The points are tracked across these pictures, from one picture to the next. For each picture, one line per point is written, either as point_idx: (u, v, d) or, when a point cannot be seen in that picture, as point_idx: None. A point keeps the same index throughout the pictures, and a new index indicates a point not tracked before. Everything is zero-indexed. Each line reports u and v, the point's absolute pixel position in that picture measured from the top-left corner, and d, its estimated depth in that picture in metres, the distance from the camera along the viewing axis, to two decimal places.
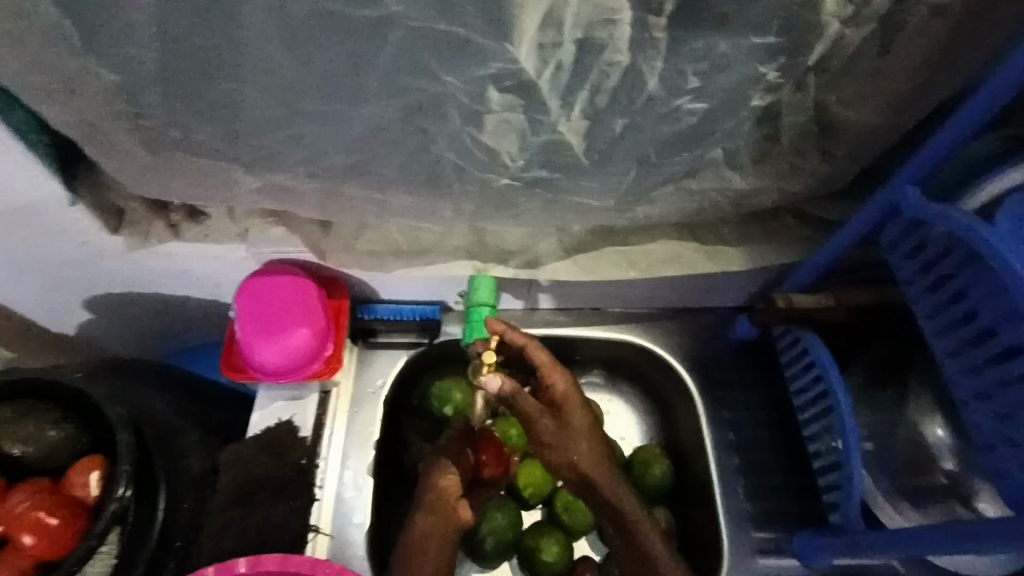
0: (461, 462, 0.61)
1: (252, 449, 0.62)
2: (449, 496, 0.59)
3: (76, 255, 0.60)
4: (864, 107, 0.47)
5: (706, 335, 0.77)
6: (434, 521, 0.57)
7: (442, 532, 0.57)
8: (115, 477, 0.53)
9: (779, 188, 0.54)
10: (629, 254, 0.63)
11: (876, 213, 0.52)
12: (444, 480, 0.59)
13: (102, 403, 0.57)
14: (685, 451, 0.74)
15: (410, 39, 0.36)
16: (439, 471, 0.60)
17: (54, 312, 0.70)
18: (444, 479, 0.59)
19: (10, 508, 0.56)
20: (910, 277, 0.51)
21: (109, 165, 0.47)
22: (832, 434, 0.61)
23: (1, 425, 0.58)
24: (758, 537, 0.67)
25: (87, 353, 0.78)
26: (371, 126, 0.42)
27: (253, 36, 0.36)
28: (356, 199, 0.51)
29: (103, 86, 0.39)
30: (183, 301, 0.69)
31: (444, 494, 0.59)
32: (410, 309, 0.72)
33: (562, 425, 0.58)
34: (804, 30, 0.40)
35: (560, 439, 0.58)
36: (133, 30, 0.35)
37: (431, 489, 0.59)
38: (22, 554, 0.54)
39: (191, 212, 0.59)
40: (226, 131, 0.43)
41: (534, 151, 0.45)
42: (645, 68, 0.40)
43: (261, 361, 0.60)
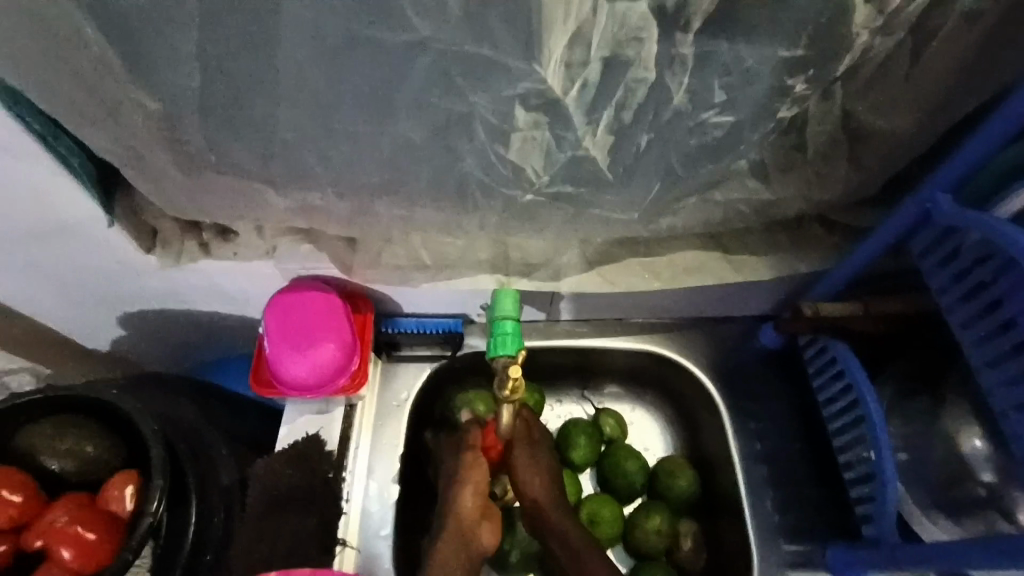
0: (478, 482, 0.59)
1: (280, 462, 0.63)
2: (468, 521, 0.58)
3: (112, 273, 0.62)
4: (893, 114, 0.46)
5: (732, 345, 0.76)
6: (455, 544, 0.57)
7: (462, 556, 0.56)
8: (149, 491, 0.54)
9: (806, 197, 0.53)
10: (653, 264, 0.63)
11: (907, 221, 0.51)
12: (467, 500, 0.58)
13: (136, 417, 0.58)
14: (713, 463, 0.73)
15: (440, 61, 0.37)
16: (461, 489, 0.59)
17: (89, 327, 0.72)
18: (465, 500, 0.58)
19: (51, 521, 0.57)
20: (944, 285, 0.50)
21: (147, 188, 0.49)
22: (864, 444, 0.60)
23: (43, 441, 0.60)
24: (789, 551, 0.66)
25: (120, 367, 0.80)
26: (401, 145, 0.43)
27: (290, 63, 0.37)
28: (384, 216, 0.52)
29: (146, 112, 0.41)
30: (212, 316, 0.71)
31: (463, 517, 0.58)
32: (433, 322, 0.72)
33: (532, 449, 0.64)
34: (833, 41, 0.39)
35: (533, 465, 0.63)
36: (175, 59, 0.37)
37: (456, 508, 0.58)
38: (60, 567, 0.55)
39: (221, 230, 0.60)
40: (261, 153, 0.44)
41: (559, 165, 0.46)
42: (671, 82, 0.40)
43: (290, 375, 0.61)
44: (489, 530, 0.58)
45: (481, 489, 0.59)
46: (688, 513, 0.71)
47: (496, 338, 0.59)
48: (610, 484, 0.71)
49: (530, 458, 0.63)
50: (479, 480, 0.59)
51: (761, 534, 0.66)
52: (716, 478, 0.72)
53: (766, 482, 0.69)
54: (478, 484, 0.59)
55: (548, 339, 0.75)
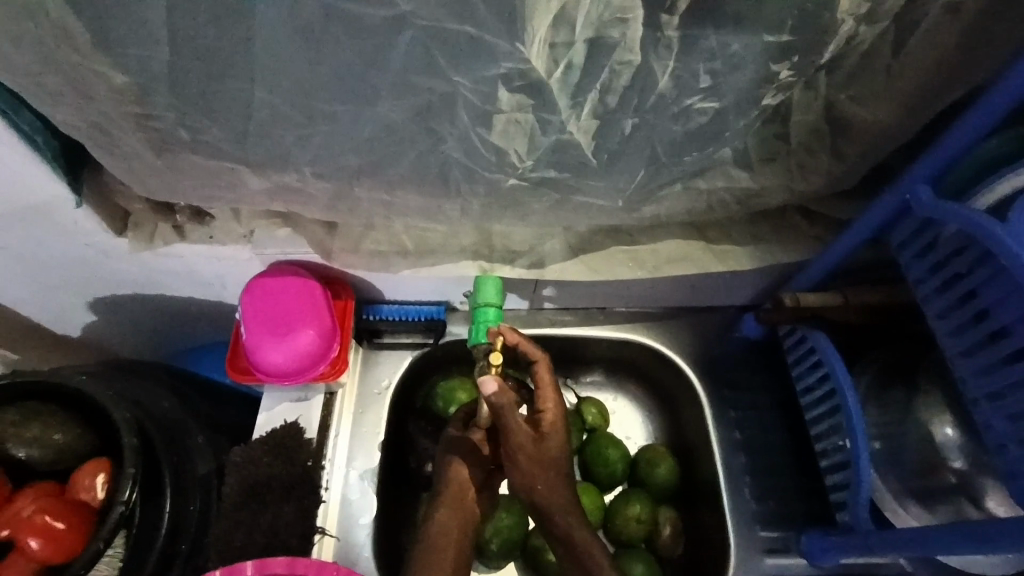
0: (475, 455, 0.59)
1: (260, 450, 0.62)
2: (465, 489, 0.58)
3: (81, 257, 0.60)
4: (876, 105, 0.46)
5: (715, 335, 0.76)
6: (453, 512, 0.57)
7: (458, 528, 0.57)
8: (121, 480, 0.52)
9: (789, 187, 0.53)
10: (637, 253, 0.62)
11: (887, 213, 0.52)
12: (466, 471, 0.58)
13: (106, 404, 0.56)
14: (692, 451, 0.73)
15: (422, 38, 0.36)
16: (458, 463, 0.58)
17: (57, 312, 0.69)
18: (464, 471, 0.58)
19: (16, 511, 0.55)
20: (921, 276, 0.51)
21: (117, 167, 0.47)
22: (840, 433, 0.60)
23: (7, 429, 0.57)
24: (766, 537, 0.67)
25: (93, 353, 0.78)
26: (380, 127, 0.42)
27: (262, 37, 0.35)
28: (364, 200, 0.50)
29: (113, 87, 0.39)
30: (188, 301, 0.69)
31: (461, 487, 0.58)
32: (415, 310, 0.71)
33: (540, 441, 0.56)
34: (817, 29, 0.39)
35: (541, 453, 0.56)
36: (141, 32, 0.35)
37: (450, 479, 0.58)
38: (28, 558, 0.53)
39: (196, 213, 0.58)
40: (234, 132, 0.42)
41: (543, 151, 0.45)
42: (656, 66, 0.39)
43: (267, 362, 0.60)
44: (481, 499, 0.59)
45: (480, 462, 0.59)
46: (668, 501, 0.72)
47: (478, 325, 0.58)
48: (593, 473, 0.71)
49: (535, 458, 0.55)
50: (478, 454, 0.59)
51: (738, 521, 0.67)
52: (696, 467, 0.73)
53: (744, 470, 0.70)
54: (476, 457, 0.59)
55: (532, 326, 0.75)
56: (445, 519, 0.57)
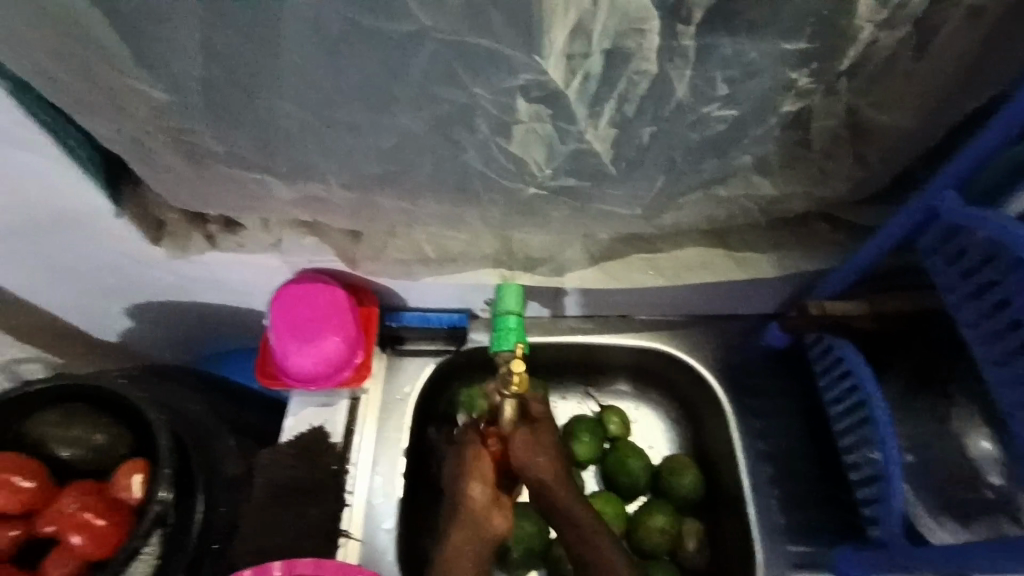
0: (484, 473, 0.58)
1: (289, 456, 0.64)
2: (479, 509, 0.57)
3: (120, 265, 0.62)
4: (901, 108, 0.46)
5: (739, 343, 0.75)
6: (468, 534, 0.56)
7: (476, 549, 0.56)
8: (156, 480, 0.55)
9: (811, 193, 0.53)
10: (657, 261, 0.62)
11: (915, 218, 0.51)
12: (477, 491, 0.57)
13: (142, 407, 0.58)
14: (715, 461, 0.72)
15: (442, 53, 0.37)
16: (467, 482, 0.58)
17: (98, 319, 0.73)
18: (475, 490, 0.58)
19: (62, 507, 0.57)
20: (951, 284, 0.49)
21: (155, 180, 0.49)
22: (870, 445, 0.59)
23: (52, 429, 0.60)
24: (794, 551, 0.65)
25: (130, 358, 0.81)
26: (402, 138, 0.43)
27: (291, 54, 0.37)
28: (387, 209, 0.52)
29: (153, 104, 0.41)
30: (219, 308, 0.71)
31: (474, 507, 0.57)
32: (437, 317, 0.72)
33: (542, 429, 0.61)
34: (837, 34, 0.39)
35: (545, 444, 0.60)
36: (178, 52, 0.37)
37: (463, 500, 0.57)
38: (71, 553, 0.56)
39: (227, 223, 0.60)
40: (265, 146, 0.44)
41: (562, 159, 0.46)
42: (673, 75, 0.40)
43: (295, 367, 0.62)
44: (501, 516, 0.58)
45: (487, 479, 0.58)
46: (690, 511, 0.71)
47: (499, 333, 0.61)
48: (615, 482, 0.70)
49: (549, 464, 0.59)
50: (482, 469, 0.59)
51: (764, 534, 0.66)
52: (720, 477, 0.72)
53: (770, 481, 0.68)
54: (483, 475, 0.58)
55: (553, 334, 0.75)
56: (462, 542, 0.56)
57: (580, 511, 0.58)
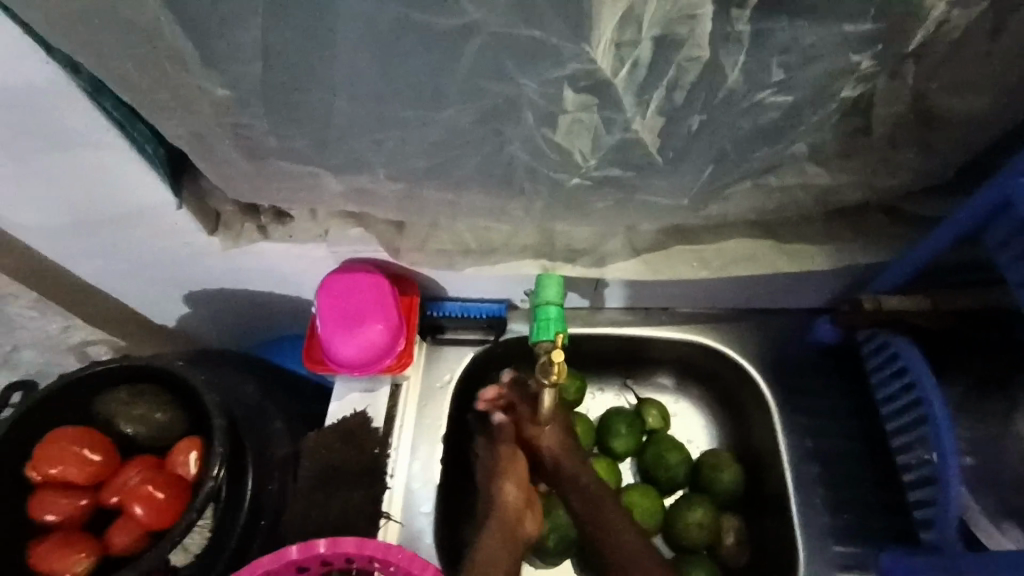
0: (518, 476, 0.62)
1: (330, 437, 0.65)
2: (511, 512, 0.60)
3: (179, 255, 0.65)
4: (971, 93, 0.43)
5: (786, 339, 0.73)
6: (502, 536, 0.58)
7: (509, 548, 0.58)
8: (211, 457, 0.57)
9: (869, 184, 0.51)
10: (702, 253, 0.61)
11: (980, 211, 0.48)
12: (509, 492, 0.61)
13: (199, 388, 0.61)
14: (758, 458, 0.71)
15: (490, 44, 0.37)
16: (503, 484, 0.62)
17: (157, 305, 0.76)
18: (508, 491, 0.61)
19: (126, 479, 0.61)
20: (1020, 281, 0.46)
21: (212, 173, 0.51)
22: (926, 446, 0.56)
23: (118, 406, 0.64)
24: (839, 552, 0.63)
25: (185, 342, 0.85)
26: (448, 130, 0.44)
27: (342, 49, 0.38)
28: (432, 200, 0.52)
29: (211, 99, 0.43)
30: (268, 296, 0.74)
31: (506, 509, 0.60)
32: (477, 307, 0.73)
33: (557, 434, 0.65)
34: (904, 16, 0.37)
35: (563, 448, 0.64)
36: (235, 48, 0.38)
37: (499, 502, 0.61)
38: (134, 523, 0.59)
39: (277, 213, 0.62)
40: (315, 139, 0.45)
41: (607, 150, 0.45)
42: (726, 62, 0.39)
43: (340, 353, 0.63)
44: (531, 519, 0.61)
45: (520, 481, 0.62)
46: (731, 508, 0.70)
47: (540, 323, 0.61)
48: (653, 476, 0.70)
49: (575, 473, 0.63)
50: (517, 471, 0.63)
51: (808, 534, 0.64)
52: (762, 474, 0.70)
53: (816, 480, 0.67)
54: (517, 478, 0.62)
55: (592, 327, 0.74)
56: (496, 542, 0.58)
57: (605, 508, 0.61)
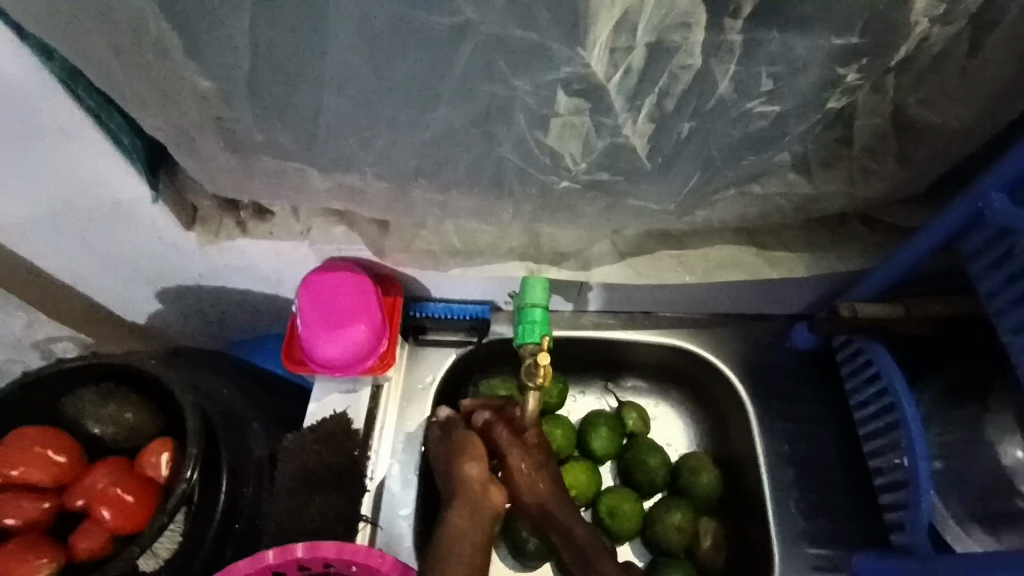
0: (480, 450, 0.61)
1: (312, 439, 0.64)
2: (477, 485, 0.59)
3: (155, 250, 0.63)
4: (948, 107, 0.45)
5: (766, 344, 0.74)
6: (469, 513, 0.57)
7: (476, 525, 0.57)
8: (185, 459, 0.56)
9: (850, 194, 0.52)
10: (686, 258, 0.62)
11: (958, 221, 0.49)
12: (473, 467, 0.59)
13: (174, 388, 0.59)
14: (737, 462, 0.72)
15: (485, 44, 0.36)
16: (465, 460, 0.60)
17: (129, 301, 0.74)
18: (471, 468, 0.59)
19: (93, 483, 0.58)
20: (994, 288, 0.48)
21: (194, 167, 0.50)
22: (897, 450, 0.58)
23: (87, 406, 0.62)
24: (813, 554, 0.64)
25: (158, 341, 0.83)
26: (439, 130, 0.43)
27: (335, 45, 0.37)
28: (420, 200, 0.52)
29: (196, 92, 0.41)
30: (247, 294, 0.72)
31: (470, 483, 0.59)
32: (460, 308, 0.73)
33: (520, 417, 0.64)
34: (889, 31, 0.38)
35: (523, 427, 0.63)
36: (223, 40, 0.37)
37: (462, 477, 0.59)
38: (101, 528, 0.57)
39: (258, 210, 0.61)
40: (303, 135, 0.45)
41: (597, 154, 0.45)
42: (717, 70, 0.39)
43: (321, 354, 0.62)
44: (497, 491, 0.59)
45: (483, 457, 0.60)
46: (709, 510, 0.70)
47: (524, 326, 0.61)
48: (633, 479, 0.70)
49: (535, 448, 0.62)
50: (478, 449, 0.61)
51: (785, 537, 0.65)
52: (741, 477, 0.71)
53: (793, 484, 0.68)
54: (478, 452, 0.60)
55: (576, 329, 0.74)
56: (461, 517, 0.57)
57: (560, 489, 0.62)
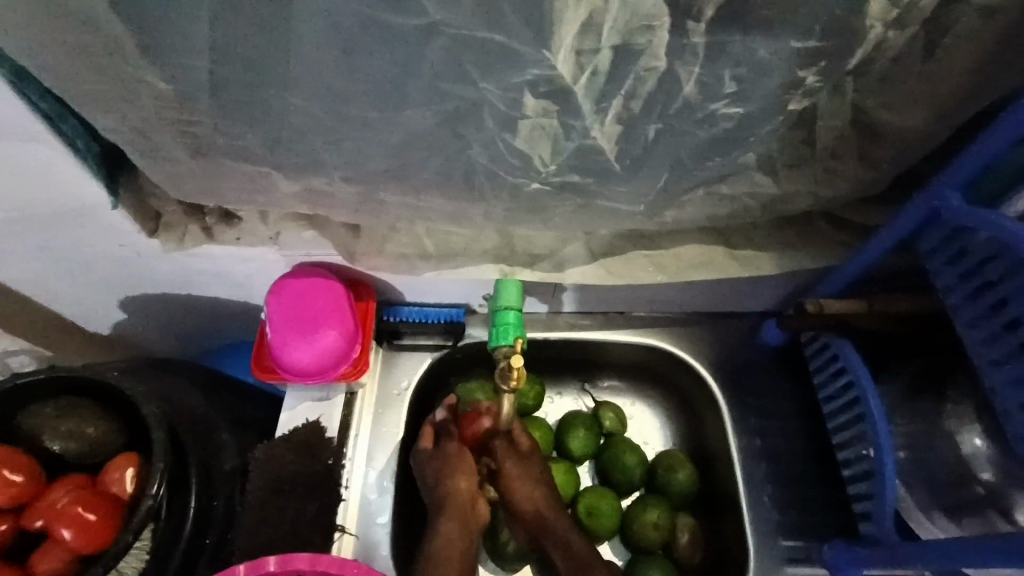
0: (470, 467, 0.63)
1: (284, 448, 0.63)
2: (465, 500, 0.61)
3: (117, 257, 0.61)
4: (905, 109, 0.46)
5: (737, 341, 0.76)
6: (458, 525, 0.59)
7: (463, 537, 0.59)
8: (150, 474, 0.54)
9: (813, 193, 0.53)
10: (658, 258, 0.62)
11: (916, 219, 0.51)
12: (461, 483, 0.61)
13: (138, 400, 0.57)
14: (711, 460, 0.73)
15: (452, 46, 0.36)
16: (453, 477, 0.61)
17: (90, 311, 0.71)
18: (460, 483, 0.61)
19: (52, 503, 0.56)
20: (950, 284, 0.50)
21: (155, 172, 0.48)
22: (864, 442, 0.60)
23: (47, 421, 0.60)
24: (787, 545, 0.66)
25: (122, 351, 0.80)
26: (409, 132, 0.43)
27: (299, 45, 0.36)
28: (390, 203, 0.51)
29: (155, 94, 0.40)
30: (215, 301, 0.71)
31: (459, 498, 0.61)
32: (435, 312, 0.72)
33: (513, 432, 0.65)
34: (847, 35, 0.39)
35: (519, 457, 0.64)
36: (183, 41, 0.36)
37: (450, 492, 0.61)
38: (61, 548, 0.55)
39: (224, 215, 0.60)
40: (268, 138, 0.44)
41: (567, 155, 0.45)
42: (682, 72, 0.40)
43: (292, 362, 0.61)
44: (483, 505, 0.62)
45: (471, 473, 0.63)
46: (686, 507, 0.71)
47: (498, 328, 0.60)
48: (610, 478, 0.71)
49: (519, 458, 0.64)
50: (466, 465, 0.62)
51: (759, 530, 0.66)
52: (715, 474, 0.72)
53: (765, 479, 0.69)
54: (467, 468, 0.63)
55: (550, 330, 0.75)
56: (449, 528, 0.59)
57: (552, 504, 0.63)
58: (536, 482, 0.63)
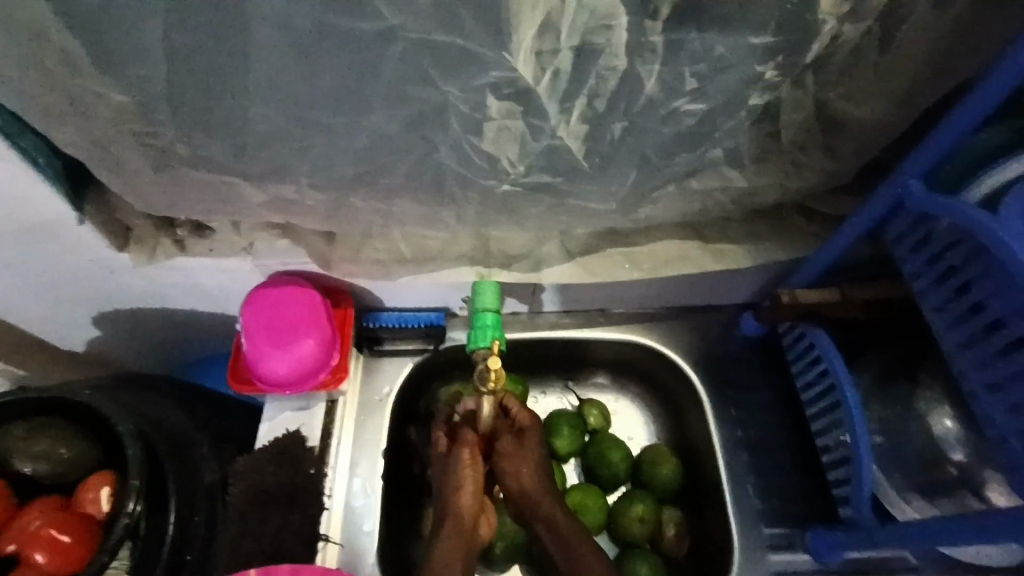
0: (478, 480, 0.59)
1: (263, 458, 0.62)
2: (468, 516, 0.57)
3: (86, 273, 0.60)
4: (864, 100, 0.47)
5: (716, 334, 0.77)
6: (458, 545, 0.56)
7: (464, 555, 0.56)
8: (126, 492, 0.53)
9: (781, 185, 0.54)
10: (633, 254, 0.63)
11: (881, 208, 0.52)
12: (467, 495, 0.58)
13: (112, 418, 0.56)
14: (694, 452, 0.73)
15: (412, 50, 0.36)
16: (456, 489, 0.58)
17: (62, 329, 0.70)
18: (465, 497, 0.58)
19: (25, 524, 0.55)
20: (918, 269, 0.51)
21: (119, 185, 0.48)
22: (840, 428, 0.61)
23: (16, 443, 0.59)
24: (769, 534, 0.67)
25: (97, 368, 0.79)
26: (374, 137, 0.43)
27: (256, 53, 0.36)
28: (362, 209, 0.51)
29: (113, 106, 0.40)
30: (190, 314, 0.70)
31: (461, 515, 0.57)
32: (413, 316, 0.71)
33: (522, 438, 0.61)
34: (802, 29, 0.40)
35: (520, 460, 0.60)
36: (137, 52, 0.36)
37: (453, 507, 0.57)
38: (34, 571, 0.53)
39: (196, 226, 0.59)
40: (232, 147, 0.43)
41: (535, 156, 0.46)
42: (643, 70, 0.40)
43: (270, 372, 0.60)
44: (485, 524, 0.60)
45: (477, 485, 0.58)
46: (670, 500, 0.72)
47: (476, 331, 0.60)
48: (595, 475, 0.71)
49: (524, 458, 0.60)
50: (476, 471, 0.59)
51: (742, 520, 0.67)
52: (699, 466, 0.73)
53: (747, 469, 0.70)
54: (473, 480, 0.58)
55: (531, 330, 0.75)
56: (450, 547, 0.55)
57: (562, 516, 0.59)
58: (547, 495, 0.59)
